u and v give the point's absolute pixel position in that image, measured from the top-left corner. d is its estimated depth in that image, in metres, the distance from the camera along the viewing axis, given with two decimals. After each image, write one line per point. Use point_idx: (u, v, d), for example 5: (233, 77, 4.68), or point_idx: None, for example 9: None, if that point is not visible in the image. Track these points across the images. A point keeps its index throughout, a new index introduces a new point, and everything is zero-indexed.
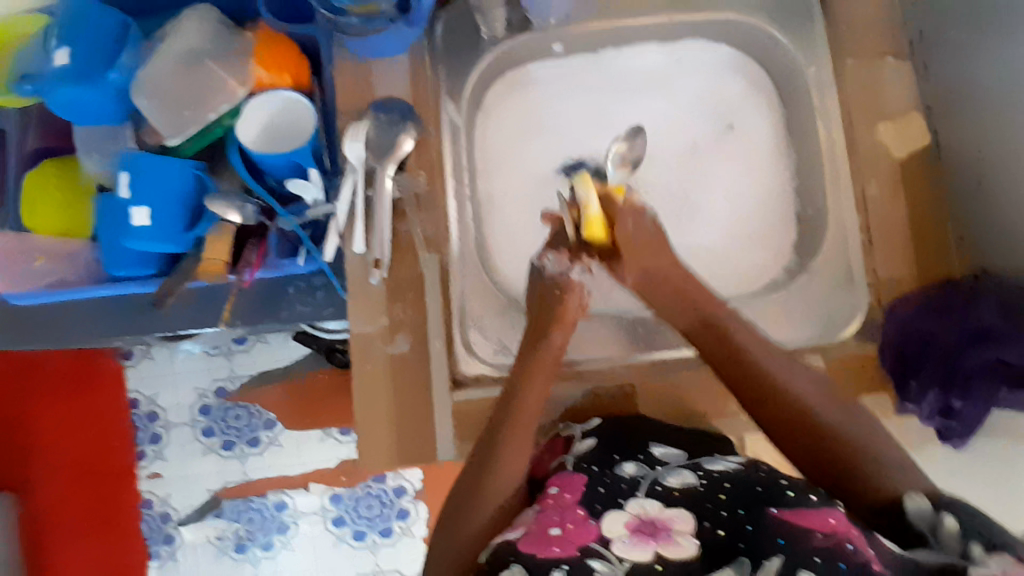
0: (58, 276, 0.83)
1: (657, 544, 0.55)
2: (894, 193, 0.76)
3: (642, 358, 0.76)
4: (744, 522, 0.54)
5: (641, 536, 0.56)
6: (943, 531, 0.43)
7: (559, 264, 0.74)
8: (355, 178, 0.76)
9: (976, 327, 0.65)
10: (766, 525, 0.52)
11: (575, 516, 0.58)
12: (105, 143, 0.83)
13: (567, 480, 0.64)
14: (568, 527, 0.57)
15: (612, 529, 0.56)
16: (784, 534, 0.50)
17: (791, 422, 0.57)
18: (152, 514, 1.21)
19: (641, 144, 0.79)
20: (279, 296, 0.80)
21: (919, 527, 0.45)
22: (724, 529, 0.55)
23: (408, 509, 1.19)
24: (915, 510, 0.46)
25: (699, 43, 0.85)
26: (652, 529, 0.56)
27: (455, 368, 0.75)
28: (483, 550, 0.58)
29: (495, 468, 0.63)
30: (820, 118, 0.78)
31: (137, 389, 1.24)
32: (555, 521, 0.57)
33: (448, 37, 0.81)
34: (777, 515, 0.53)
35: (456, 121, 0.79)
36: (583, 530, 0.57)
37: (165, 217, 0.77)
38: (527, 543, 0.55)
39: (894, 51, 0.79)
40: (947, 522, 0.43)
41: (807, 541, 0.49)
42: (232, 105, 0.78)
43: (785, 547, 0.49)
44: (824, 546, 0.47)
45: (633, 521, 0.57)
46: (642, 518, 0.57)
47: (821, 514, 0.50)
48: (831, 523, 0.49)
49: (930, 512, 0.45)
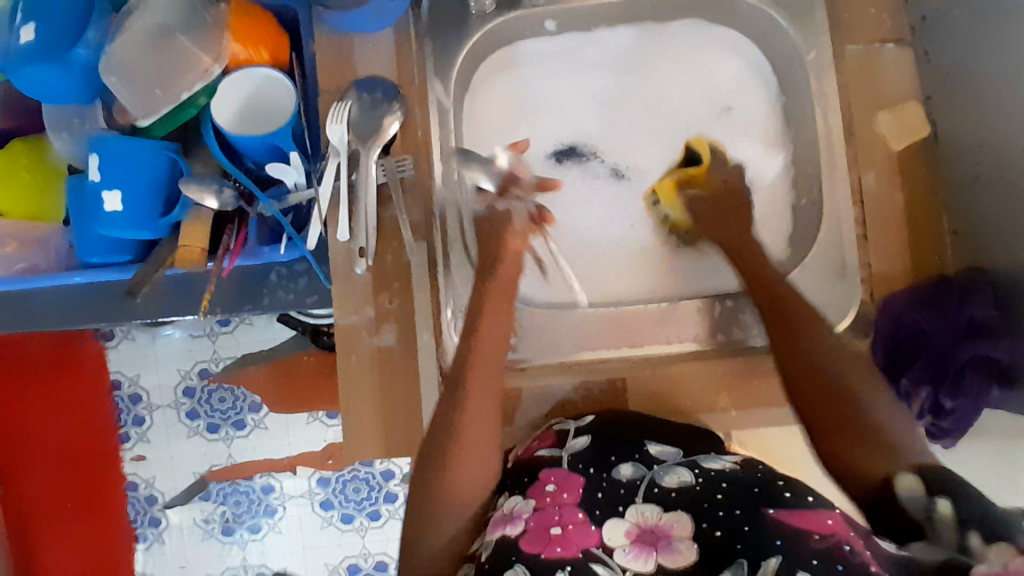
0: (29, 263, 0.80)
1: (658, 554, 0.59)
2: (890, 184, 0.75)
3: (633, 353, 0.73)
4: (742, 523, 0.59)
5: (641, 547, 0.59)
6: (940, 519, 0.51)
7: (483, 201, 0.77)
8: (339, 161, 0.73)
9: (966, 323, 0.66)
10: (764, 525, 0.58)
11: (574, 517, 0.62)
12: (72, 121, 0.79)
13: (564, 477, 0.66)
14: (569, 528, 0.61)
15: (613, 538, 0.60)
16: (782, 536, 0.57)
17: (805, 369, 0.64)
18: (137, 496, 1.19)
19: (632, 106, 0.82)
20: (260, 283, 0.77)
21: (916, 516, 0.53)
22: (721, 529, 0.59)
23: (396, 493, 1.18)
24: (909, 497, 0.54)
25: (695, 23, 0.82)
26: (652, 538, 0.60)
27: (443, 360, 0.72)
28: (479, 539, 0.64)
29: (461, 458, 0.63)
30: (818, 104, 0.76)
31: (119, 369, 1.21)
32: (555, 520, 0.62)
33: (435, 10, 0.77)
34: (775, 516, 0.59)
35: (444, 102, 0.75)
36: (583, 532, 0.61)
37: (140, 202, 0.73)
38: (530, 541, 0.60)
39: (894, 38, 0.76)
40: (942, 506, 0.51)
41: (806, 544, 0.56)
42: (206, 83, 0.73)
43: (783, 548, 0.56)
44: (823, 547, 0.56)
45: (633, 531, 0.61)
46: (643, 527, 0.61)
47: (818, 516, 0.59)
48: (829, 525, 0.58)
49: (926, 502, 0.53)
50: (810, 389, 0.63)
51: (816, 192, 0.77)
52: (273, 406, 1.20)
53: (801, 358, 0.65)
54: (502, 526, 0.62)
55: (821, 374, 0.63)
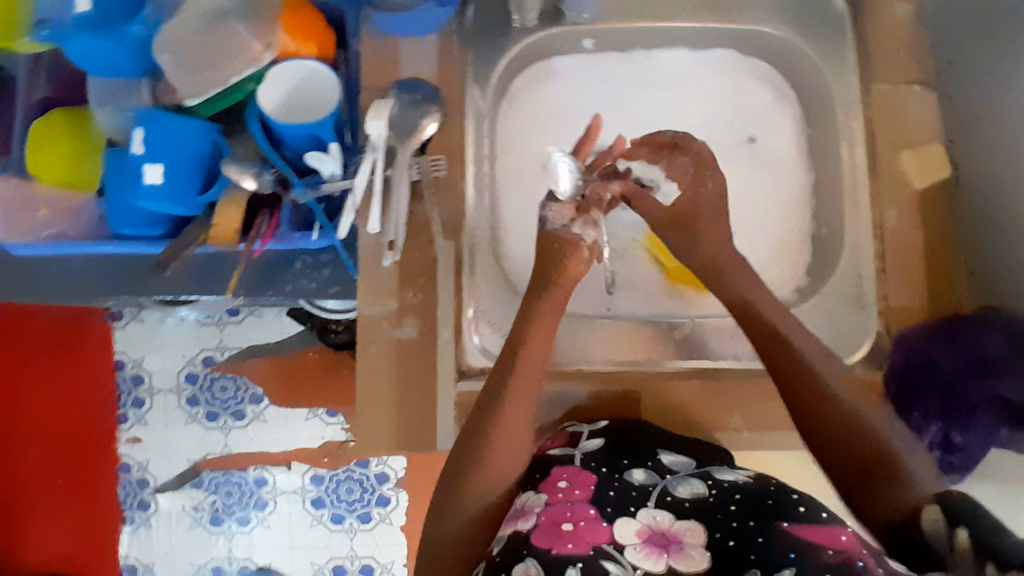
0: (59, 229, 0.81)
1: (669, 556, 0.59)
2: (911, 222, 0.76)
3: (649, 367, 0.75)
4: (755, 534, 0.58)
5: (652, 547, 0.60)
6: (958, 548, 0.47)
7: (564, 215, 0.72)
8: (375, 156, 0.73)
9: (978, 358, 0.68)
10: (777, 539, 0.57)
11: (585, 514, 0.62)
12: (119, 96, 0.81)
13: (576, 475, 0.67)
14: (580, 525, 0.61)
15: (624, 535, 0.61)
16: (794, 549, 0.56)
17: (808, 412, 0.62)
18: (129, 478, 1.20)
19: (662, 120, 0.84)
20: (284, 271, 0.80)
21: (938, 545, 0.48)
22: (734, 540, 0.59)
23: (388, 496, 1.18)
24: (931, 527, 0.50)
25: (729, 53, 0.84)
26: (664, 541, 0.60)
27: (462, 360, 0.73)
28: (493, 541, 0.64)
29: (479, 472, 0.64)
30: (844, 139, 0.78)
31: (123, 350, 1.21)
32: (566, 516, 0.62)
33: (479, 21, 0.80)
34: (788, 529, 0.58)
35: (480, 107, 0.78)
36: (594, 529, 0.61)
37: (179, 178, 0.75)
38: (541, 535, 0.61)
39: (920, 79, 0.79)
40: (959, 536, 0.47)
41: (816, 558, 0.54)
42: (256, 70, 0.76)
43: (796, 560, 0.54)
44: (834, 561, 0.53)
45: (644, 530, 0.61)
46: (655, 529, 0.62)
47: (830, 532, 0.57)
48: (842, 541, 0.56)
49: (945, 530, 0.48)
50: (810, 415, 0.61)
51: (836, 223, 0.79)
52: (273, 398, 1.20)
53: (797, 392, 0.63)
54: (514, 520, 0.63)
55: (823, 417, 0.61)
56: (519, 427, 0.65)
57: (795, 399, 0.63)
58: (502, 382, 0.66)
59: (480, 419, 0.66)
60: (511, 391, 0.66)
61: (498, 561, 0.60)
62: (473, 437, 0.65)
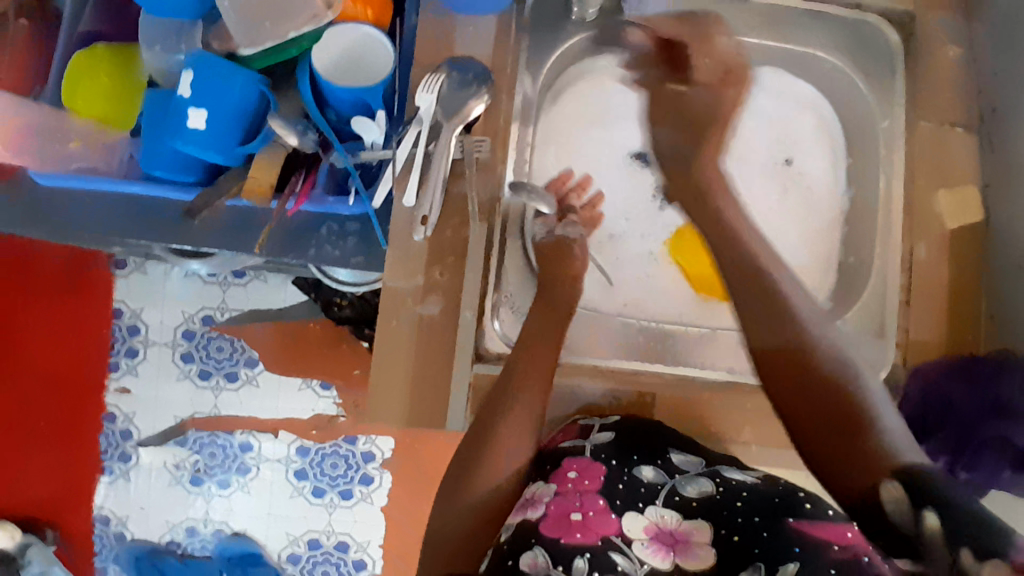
0: (89, 164, 0.80)
1: (675, 555, 0.61)
2: (938, 260, 0.77)
3: (667, 371, 0.73)
4: (761, 529, 0.60)
5: (660, 545, 0.62)
6: (928, 533, 0.41)
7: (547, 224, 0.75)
8: (420, 129, 0.74)
9: (993, 401, 0.67)
10: (783, 534, 0.59)
11: (594, 505, 0.65)
12: (169, 38, 0.80)
13: (586, 465, 0.68)
14: (589, 515, 0.64)
15: (632, 530, 0.63)
16: (800, 544, 0.57)
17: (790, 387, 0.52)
18: (112, 429, 1.18)
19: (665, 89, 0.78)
20: (311, 233, 0.78)
21: (902, 527, 0.42)
22: (739, 535, 0.60)
23: (372, 475, 1.17)
24: (892, 503, 0.43)
25: (778, 73, 0.84)
26: (671, 539, 0.62)
27: (480, 342, 0.73)
28: (505, 529, 0.66)
29: (486, 461, 0.63)
30: (884, 169, 0.79)
31: (123, 299, 1.18)
32: (575, 506, 0.64)
33: (538, 8, 0.80)
34: (795, 525, 0.60)
35: (528, 95, 0.77)
36: (604, 520, 0.64)
37: (221, 127, 0.75)
38: (550, 526, 0.63)
39: (963, 122, 0.80)
40: (929, 520, 0.41)
41: (823, 555, 0.56)
42: (314, 27, 0.76)
43: (801, 556, 0.56)
44: (841, 558, 0.55)
45: (652, 528, 0.63)
46: (662, 528, 0.63)
47: (837, 528, 0.59)
48: (848, 537, 0.58)
49: (911, 512, 0.42)
50: (802, 397, 0.51)
51: (865, 252, 0.79)
52: (272, 365, 1.18)
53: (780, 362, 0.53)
54: (524, 509, 0.65)
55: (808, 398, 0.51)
56: (526, 409, 0.66)
57: (792, 385, 0.52)
58: (509, 369, 0.67)
59: (486, 411, 0.65)
60: (516, 379, 0.66)
61: (507, 549, 0.62)
62: (484, 425, 0.65)
